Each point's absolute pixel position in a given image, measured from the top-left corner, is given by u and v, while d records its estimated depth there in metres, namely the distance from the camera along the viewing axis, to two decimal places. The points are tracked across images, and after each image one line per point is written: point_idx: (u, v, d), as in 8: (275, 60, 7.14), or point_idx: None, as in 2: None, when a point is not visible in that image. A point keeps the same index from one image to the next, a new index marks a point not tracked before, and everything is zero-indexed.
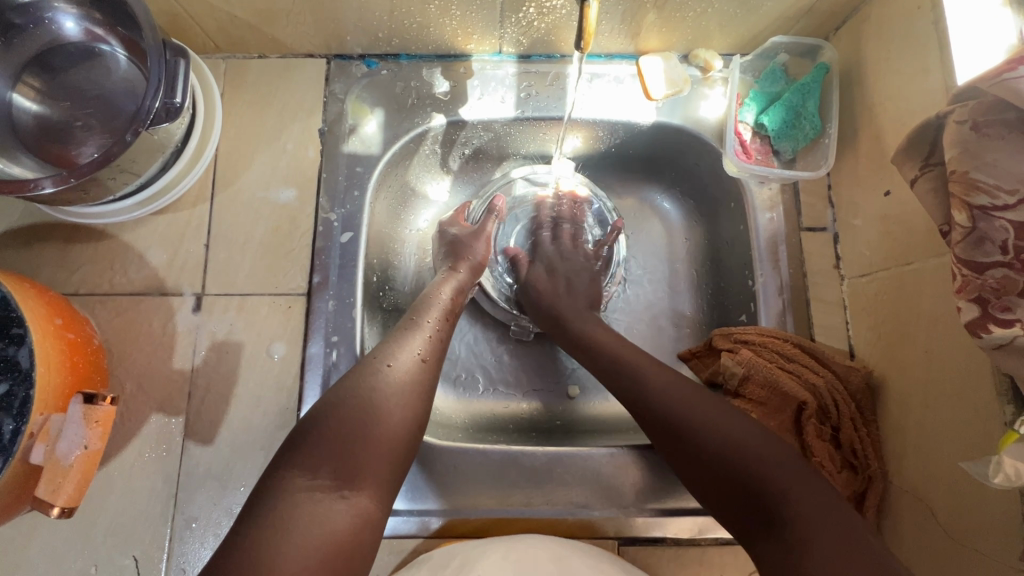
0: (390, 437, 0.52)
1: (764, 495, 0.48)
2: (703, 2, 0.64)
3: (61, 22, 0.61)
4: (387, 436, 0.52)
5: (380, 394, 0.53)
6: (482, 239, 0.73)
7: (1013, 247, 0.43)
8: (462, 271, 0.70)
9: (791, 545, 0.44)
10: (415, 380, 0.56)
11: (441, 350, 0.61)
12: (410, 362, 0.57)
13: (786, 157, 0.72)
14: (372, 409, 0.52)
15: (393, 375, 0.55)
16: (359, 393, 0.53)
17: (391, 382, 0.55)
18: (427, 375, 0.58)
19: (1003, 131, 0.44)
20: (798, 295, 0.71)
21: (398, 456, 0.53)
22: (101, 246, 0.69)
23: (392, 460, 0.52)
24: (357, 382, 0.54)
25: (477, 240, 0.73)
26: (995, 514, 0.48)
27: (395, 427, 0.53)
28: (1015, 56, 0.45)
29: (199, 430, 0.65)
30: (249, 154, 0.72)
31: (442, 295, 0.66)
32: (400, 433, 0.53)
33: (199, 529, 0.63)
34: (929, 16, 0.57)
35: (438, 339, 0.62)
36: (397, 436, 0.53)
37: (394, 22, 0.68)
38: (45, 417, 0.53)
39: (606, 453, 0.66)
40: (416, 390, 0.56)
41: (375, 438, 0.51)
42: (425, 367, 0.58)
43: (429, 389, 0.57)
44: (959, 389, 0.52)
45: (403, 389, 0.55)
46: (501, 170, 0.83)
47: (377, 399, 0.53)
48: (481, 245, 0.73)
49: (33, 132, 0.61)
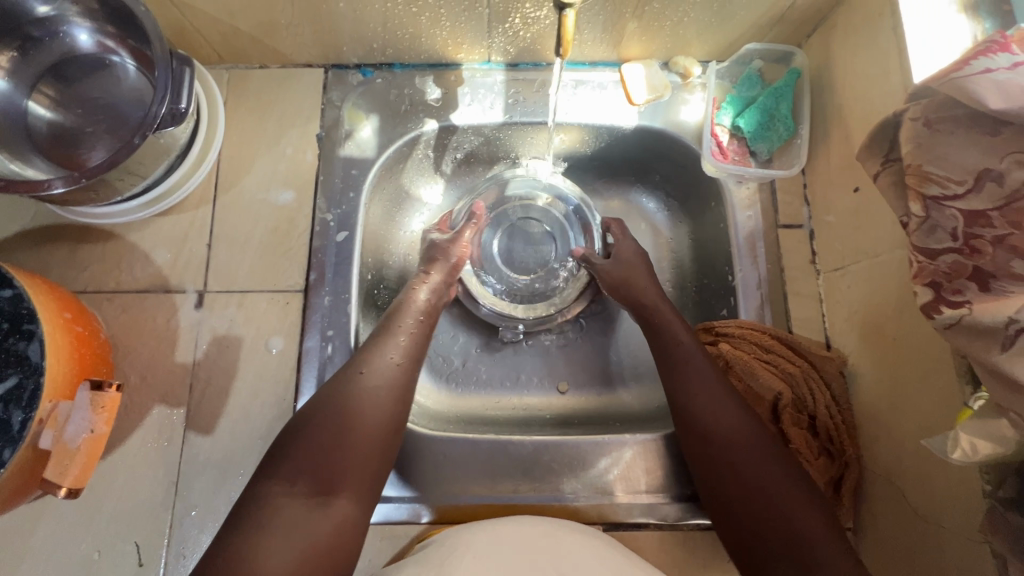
0: (367, 441, 0.56)
1: (751, 493, 0.57)
2: (679, 12, 0.68)
3: (75, 35, 0.65)
4: (363, 440, 0.56)
5: (354, 403, 0.57)
6: (457, 245, 0.74)
7: (962, 234, 0.46)
8: (435, 274, 0.72)
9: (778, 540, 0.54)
10: (389, 384, 0.59)
11: (416, 353, 0.64)
12: (383, 368, 0.60)
13: (762, 157, 0.75)
14: (347, 417, 0.56)
15: (367, 382, 0.58)
16: (335, 403, 0.56)
17: (363, 389, 0.58)
18: (401, 378, 0.61)
19: (953, 127, 0.47)
20: (776, 289, 0.73)
21: (377, 455, 0.56)
22: (108, 246, 0.72)
23: (372, 460, 0.56)
24: (333, 392, 0.57)
25: (452, 244, 0.74)
26: (962, 491, 0.51)
27: (369, 431, 0.56)
28: (965, 57, 0.47)
29: (200, 421, 0.68)
30: (250, 158, 0.76)
31: (417, 298, 0.68)
32: (378, 435, 0.57)
33: (198, 516, 0.65)
34: (889, 22, 0.60)
35: (415, 340, 0.65)
36: (376, 439, 0.56)
37: (388, 33, 0.71)
38: (54, 404, 0.56)
39: (592, 442, 0.69)
40: (389, 394, 0.59)
41: (352, 444, 0.55)
42: (399, 370, 0.61)
43: (404, 392, 0.60)
44: (921, 373, 0.55)
45: (377, 393, 0.58)
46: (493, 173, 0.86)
47: (350, 408, 0.56)
48: (457, 247, 0.74)
49: (46, 137, 0.65)
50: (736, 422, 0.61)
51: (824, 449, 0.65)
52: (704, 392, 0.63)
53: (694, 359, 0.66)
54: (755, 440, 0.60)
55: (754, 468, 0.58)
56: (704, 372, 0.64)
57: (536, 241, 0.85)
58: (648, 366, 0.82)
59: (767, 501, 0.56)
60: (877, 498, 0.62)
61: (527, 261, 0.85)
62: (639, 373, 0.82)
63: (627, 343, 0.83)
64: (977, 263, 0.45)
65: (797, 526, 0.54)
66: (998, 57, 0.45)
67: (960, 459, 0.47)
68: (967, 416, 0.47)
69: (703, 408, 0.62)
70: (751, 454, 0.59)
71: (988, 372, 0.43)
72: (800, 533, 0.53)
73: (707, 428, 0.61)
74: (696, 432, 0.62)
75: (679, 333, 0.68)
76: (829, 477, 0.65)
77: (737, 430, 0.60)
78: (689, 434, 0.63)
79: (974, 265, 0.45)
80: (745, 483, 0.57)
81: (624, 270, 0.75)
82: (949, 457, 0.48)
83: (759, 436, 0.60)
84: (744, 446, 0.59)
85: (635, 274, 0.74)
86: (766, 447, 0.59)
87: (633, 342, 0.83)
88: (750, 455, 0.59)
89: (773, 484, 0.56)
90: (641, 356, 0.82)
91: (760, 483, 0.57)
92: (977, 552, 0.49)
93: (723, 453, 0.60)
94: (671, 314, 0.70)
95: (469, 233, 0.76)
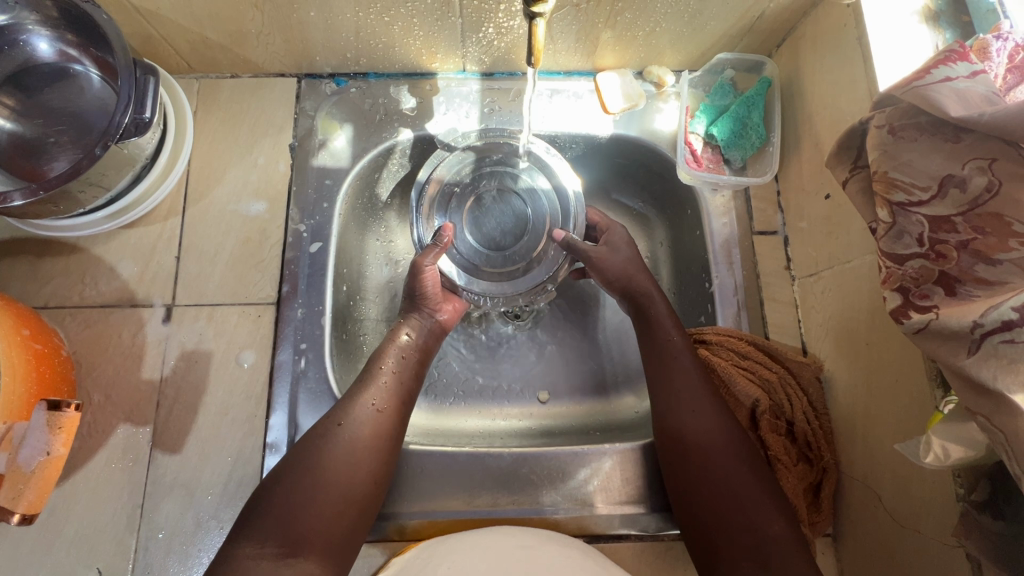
0: (335, 492, 0.56)
1: (724, 504, 0.57)
2: (651, 22, 0.68)
3: (34, 44, 0.63)
4: (339, 486, 0.56)
5: (328, 455, 0.57)
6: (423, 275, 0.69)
7: (928, 239, 0.46)
8: (414, 306, 0.71)
9: (746, 550, 0.54)
10: (367, 432, 0.60)
11: (397, 395, 0.64)
12: (362, 416, 0.60)
13: (737, 165, 0.75)
14: (320, 470, 0.56)
15: (344, 433, 0.59)
16: (310, 456, 0.57)
17: (337, 443, 0.58)
18: (380, 424, 0.61)
19: (916, 134, 0.47)
20: (752, 295, 0.74)
21: (357, 503, 0.57)
22: (72, 260, 0.70)
23: (350, 508, 0.57)
24: (309, 445, 0.58)
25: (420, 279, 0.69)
26: (936, 498, 0.51)
27: (344, 482, 0.57)
28: (925, 66, 0.48)
29: (166, 439, 0.66)
30: (221, 169, 0.74)
31: (402, 338, 0.68)
32: (358, 487, 0.57)
33: (165, 539, 0.63)
34: (853, 32, 0.61)
35: (396, 383, 0.65)
36: (354, 491, 0.57)
37: (361, 42, 0.71)
38: (8, 425, 0.53)
39: (571, 452, 0.68)
40: (368, 440, 0.59)
41: (326, 496, 0.55)
42: (378, 414, 0.61)
43: (382, 437, 0.60)
44: (899, 374, 0.55)
45: (351, 446, 0.58)
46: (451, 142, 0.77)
47: (325, 460, 0.57)
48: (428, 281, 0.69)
49: (7, 149, 0.64)
50: (717, 432, 0.60)
51: (802, 455, 0.65)
52: (688, 398, 0.63)
53: (679, 366, 0.65)
54: (732, 451, 0.59)
55: (730, 477, 0.58)
56: (691, 383, 0.64)
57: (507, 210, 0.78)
58: (626, 374, 0.82)
59: (740, 511, 0.56)
60: (855, 503, 0.62)
61: (512, 239, 0.78)
62: (622, 380, 0.81)
63: (609, 349, 0.83)
64: (944, 268, 0.45)
65: (767, 539, 0.54)
66: (957, 66, 0.46)
67: (933, 463, 0.46)
68: (939, 419, 0.48)
69: (685, 415, 0.62)
70: (728, 464, 0.59)
71: (956, 375, 0.43)
72: (769, 544, 0.54)
73: (685, 437, 0.61)
74: (673, 442, 0.62)
75: (675, 340, 0.67)
76: (807, 483, 0.65)
77: (713, 440, 0.60)
78: (662, 441, 0.63)
79: (941, 269, 0.45)
80: (722, 493, 0.57)
81: (622, 260, 0.72)
82: (922, 461, 0.47)
83: (738, 449, 0.60)
84: (718, 458, 0.59)
85: (633, 268, 0.71)
86: (743, 459, 0.59)
87: (614, 350, 0.83)
88: (722, 466, 0.59)
89: (748, 496, 0.57)
90: (622, 365, 0.82)
91: (732, 494, 0.57)
92: (950, 557, 0.50)
93: (703, 463, 0.59)
94: (665, 314, 0.69)
95: (429, 259, 0.69)
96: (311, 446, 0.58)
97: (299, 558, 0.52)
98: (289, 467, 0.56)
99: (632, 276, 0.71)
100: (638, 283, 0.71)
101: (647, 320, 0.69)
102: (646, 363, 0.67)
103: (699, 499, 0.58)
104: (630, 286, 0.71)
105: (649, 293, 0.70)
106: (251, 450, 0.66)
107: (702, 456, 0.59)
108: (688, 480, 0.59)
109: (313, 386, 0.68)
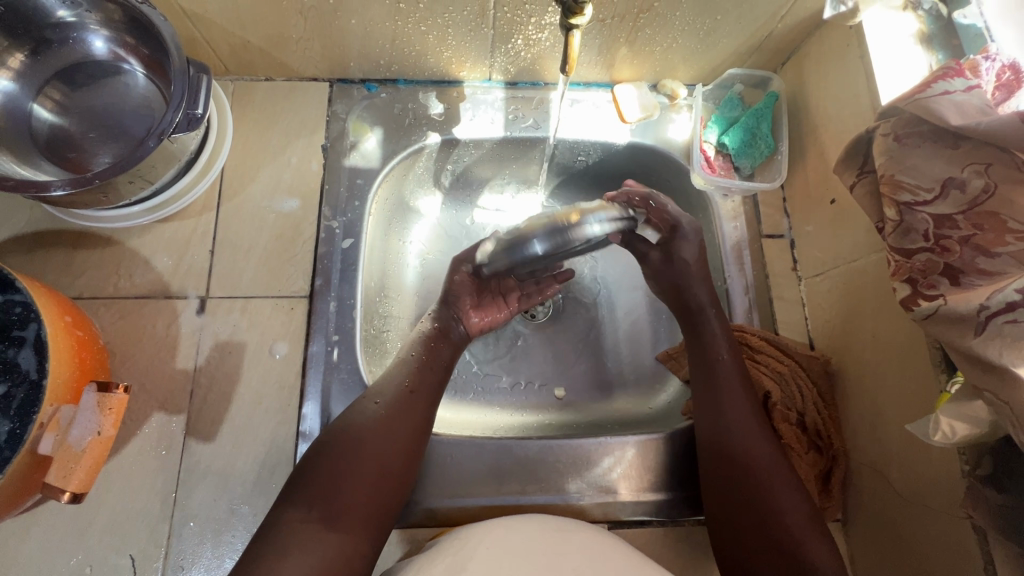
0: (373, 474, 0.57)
1: (749, 496, 0.60)
2: (668, 38, 0.73)
3: (90, 41, 0.65)
4: (378, 470, 0.58)
5: (366, 442, 0.59)
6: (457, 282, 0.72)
7: (933, 235, 0.50)
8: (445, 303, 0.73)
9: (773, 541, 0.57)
10: (403, 415, 0.62)
11: (431, 383, 0.66)
12: (396, 403, 0.62)
13: (746, 172, 0.81)
14: (359, 455, 0.58)
15: (381, 419, 0.61)
16: (349, 442, 0.59)
17: (375, 428, 0.60)
18: (413, 411, 0.62)
19: (919, 141, 0.52)
20: (762, 294, 0.78)
21: (395, 487, 0.58)
22: (107, 252, 0.72)
23: (388, 492, 0.58)
24: (347, 431, 0.59)
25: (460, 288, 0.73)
26: (942, 475, 0.55)
27: (382, 465, 0.58)
28: (926, 81, 0.53)
29: (199, 428, 0.67)
30: (255, 168, 0.77)
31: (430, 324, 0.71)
32: (395, 473, 0.58)
33: (198, 527, 0.64)
34: (856, 51, 0.67)
35: (427, 369, 0.67)
36: (392, 475, 0.58)
37: (396, 50, 0.75)
38: (55, 408, 0.55)
39: (595, 441, 0.71)
40: (404, 426, 0.61)
41: (366, 479, 0.57)
42: (411, 402, 0.63)
43: (417, 421, 0.62)
44: (903, 361, 0.60)
45: (388, 429, 0.60)
46: (478, 146, 0.82)
47: (364, 446, 0.59)
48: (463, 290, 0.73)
49: (54, 140, 0.66)
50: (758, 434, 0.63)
51: (813, 444, 0.69)
52: (733, 402, 0.65)
53: (729, 371, 0.67)
54: (769, 455, 0.62)
55: (763, 477, 0.60)
56: (738, 411, 0.65)
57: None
58: (640, 371, 0.85)
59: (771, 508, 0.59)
60: (865, 488, 0.66)
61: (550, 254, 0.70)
62: (638, 376, 0.85)
63: (625, 347, 0.86)
64: (948, 260, 0.50)
65: (794, 532, 0.57)
66: (954, 81, 0.52)
67: (941, 441, 0.50)
68: (946, 397, 0.52)
69: (728, 417, 0.65)
70: (766, 466, 0.61)
71: (963, 356, 0.47)
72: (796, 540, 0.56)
73: (727, 437, 0.64)
74: (714, 441, 0.64)
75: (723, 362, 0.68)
76: (818, 469, 0.69)
77: (768, 471, 0.61)
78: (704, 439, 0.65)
79: (945, 263, 0.50)
80: (752, 488, 0.60)
81: (674, 262, 0.74)
82: (931, 439, 0.51)
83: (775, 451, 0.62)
84: (773, 487, 0.60)
85: (688, 273, 0.73)
86: (778, 461, 0.62)
87: (630, 347, 0.86)
88: (761, 473, 0.61)
89: (780, 495, 0.59)
90: (636, 361, 0.86)
91: (760, 487, 0.60)
92: (962, 530, 0.53)
93: (742, 461, 0.62)
94: (712, 318, 0.71)
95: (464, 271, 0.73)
96: (350, 431, 0.60)
97: (341, 537, 0.53)
98: (329, 452, 0.58)
99: (683, 284, 0.73)
100: (689, 290, 0.72)
101: (700, 329, 0.71)
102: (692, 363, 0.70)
103: (729, 494, 0.61)
104: (688, 295, 0.72)
105: (704, 301, 0.72)
106: (284, 438, 0.67)
107: (740, 456, 0.62)
108: (722, 476, 0.62)
109: (345, 378, 0.69)
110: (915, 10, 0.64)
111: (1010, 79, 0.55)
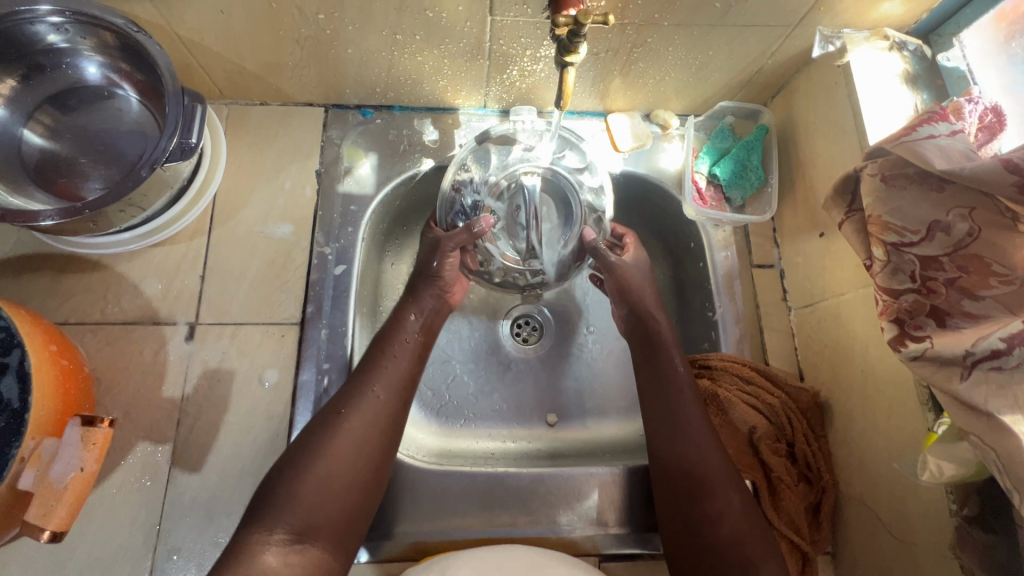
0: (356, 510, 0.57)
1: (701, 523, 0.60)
2: (661, 72, 0.74)
3: (83, 67, 0.64)
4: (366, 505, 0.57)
5: (354, 475, 0.58)
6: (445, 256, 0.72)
7: (919, 276, 0.52)
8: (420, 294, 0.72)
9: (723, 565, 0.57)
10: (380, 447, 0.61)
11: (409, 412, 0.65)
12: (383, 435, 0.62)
13: (736, 203, 0.82)
14: (345, 489, 0.57)
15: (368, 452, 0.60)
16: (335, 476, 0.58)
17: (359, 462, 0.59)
18: (383, 440, 0.61)
19: (906, 183, 0.53)
20: (753, 324, 0.79)
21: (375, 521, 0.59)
22: (95, 277, 0.71)
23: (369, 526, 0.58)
24: None
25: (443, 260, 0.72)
26: (929, 513, 0.56)
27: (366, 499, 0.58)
28: (911, 124, 0.55)
29: (186, 458, 0.66)
30: (248, 193, 0.77)
31: (409, 319, 0.69)
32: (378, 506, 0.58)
33: (181, 560, 0.62)
34: (844, 89, 0.68)
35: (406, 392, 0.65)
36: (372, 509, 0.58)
37: (391, 78, 0.75)
38: (37, 441, 0.54)
39: (588, 473, 0.70)
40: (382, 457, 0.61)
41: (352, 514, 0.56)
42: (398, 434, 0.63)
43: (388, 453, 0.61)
44: (893, 399, 0.60)
45: (369, 463, 0.59)
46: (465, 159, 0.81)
47: (350, 479, 0.58)
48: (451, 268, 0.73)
49: (46, 166, 0.65)
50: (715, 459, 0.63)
51: (802, 475, 0.69)
52: (693, 426, 0.65)
53: (686, 394, 0.67)
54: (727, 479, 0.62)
55: (718, 503, 0.60)
56: (704, 448, 0.63)
57: (548, 189, 0.75)
58: (631, 398, 0.85)
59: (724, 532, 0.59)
60: (853, 521, 0.67)
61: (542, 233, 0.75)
62: (629, 404, 0.85)
63: (616, 374, 0.86)
64: (934, 302, 0.51)
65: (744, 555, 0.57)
66: (938, 125, 0.53)
67: (929, 480, 0.51)
68: (934, 439, 0.53)
69: (687, 442, 0.64)
70: (721, 490, 0.61)
71: (949, 399, 0.48)
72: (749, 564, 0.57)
73: (687, 463, 0.63)
74: (672, 467, 0.64)
75: (683, 388, 0.67)
76: (808, 501, 0.69)
77: (723, 496, 0.61)
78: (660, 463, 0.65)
79: (931, 304, 0.51)
80: (706, 515, 0.60)
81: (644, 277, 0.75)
82: (921, 479, 0.52)
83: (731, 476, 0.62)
84: (729, 514, 0.60)
85: (647, 291, 0.75)
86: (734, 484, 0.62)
87: (622, 374, 0.86)
88: (716, 497, 0.61)
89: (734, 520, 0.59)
90: (628, 388, 0.86)
91: (715, 513, 0.60)
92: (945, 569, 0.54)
93: (698, 487, 0.62)
94: (672, 343, 0.71)
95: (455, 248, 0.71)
96: None
97: None
98: None
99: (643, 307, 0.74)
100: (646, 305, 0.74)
101: (657, 349, 0.71)
102: (647, 387, 0.69)
103: (686, 520, 0.61)
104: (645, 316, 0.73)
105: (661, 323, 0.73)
106: None
107: (696, 481, 0.62)
108: (679, 502, 0.62)
109: None
110: (899, 52, 0.66)
111: (993, 122, 0.57)
